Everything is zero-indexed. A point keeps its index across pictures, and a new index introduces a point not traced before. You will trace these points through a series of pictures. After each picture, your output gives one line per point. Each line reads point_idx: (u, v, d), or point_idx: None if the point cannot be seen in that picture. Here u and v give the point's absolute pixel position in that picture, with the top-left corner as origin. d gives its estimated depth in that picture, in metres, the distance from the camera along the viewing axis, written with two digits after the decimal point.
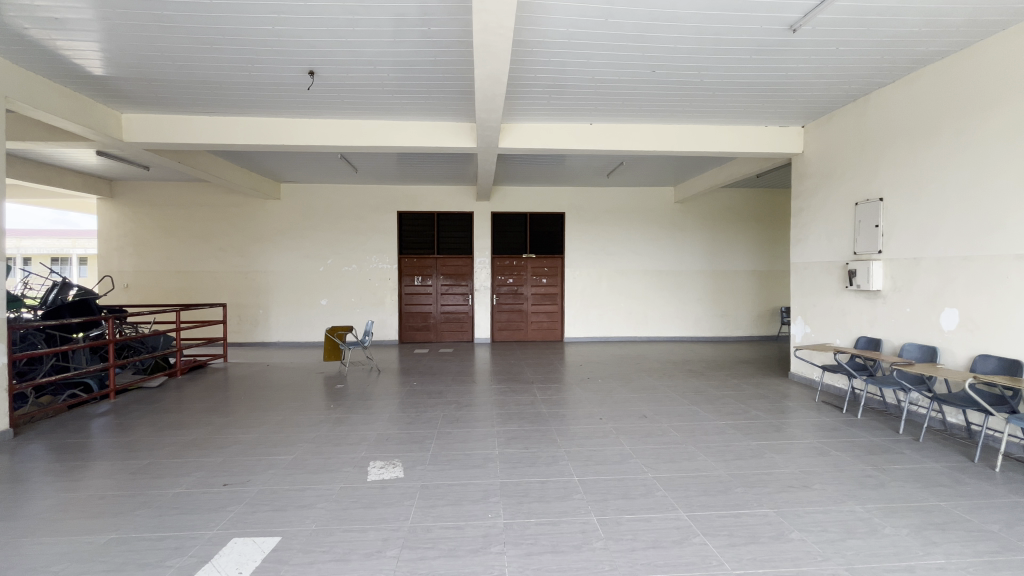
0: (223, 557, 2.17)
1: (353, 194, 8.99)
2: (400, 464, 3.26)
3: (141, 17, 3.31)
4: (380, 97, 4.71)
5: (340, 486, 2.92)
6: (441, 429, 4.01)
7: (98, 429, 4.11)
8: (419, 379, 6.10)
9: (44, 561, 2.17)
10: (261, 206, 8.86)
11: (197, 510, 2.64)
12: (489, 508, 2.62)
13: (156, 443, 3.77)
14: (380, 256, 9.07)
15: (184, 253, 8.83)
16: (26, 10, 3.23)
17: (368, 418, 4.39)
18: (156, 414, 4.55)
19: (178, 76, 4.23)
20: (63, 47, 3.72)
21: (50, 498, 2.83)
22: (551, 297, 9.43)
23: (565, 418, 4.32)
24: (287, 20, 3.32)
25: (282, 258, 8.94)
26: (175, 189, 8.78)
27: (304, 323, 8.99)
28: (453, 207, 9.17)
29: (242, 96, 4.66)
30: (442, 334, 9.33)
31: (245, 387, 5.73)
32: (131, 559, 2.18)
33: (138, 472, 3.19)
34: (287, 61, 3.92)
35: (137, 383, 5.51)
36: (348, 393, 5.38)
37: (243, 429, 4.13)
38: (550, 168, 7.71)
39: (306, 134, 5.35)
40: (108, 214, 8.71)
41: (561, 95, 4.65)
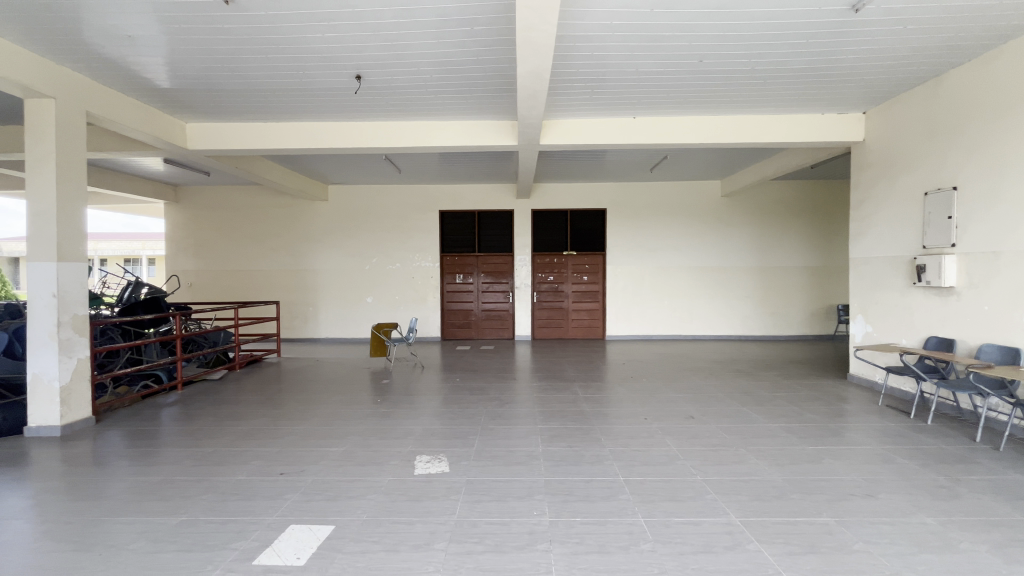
0: (282, 543, 2.28)
1: (397, 195, 9.22)
2: (445, 459, 3.31)
3: (202, 31, 3.51)
4: (423, 98, 4.79)
5: (387, 478, 3.00)
6: (483, 425, 4.06)
7: (167, 418, 4.42)
8: (461, 375, 6.18)
9: (124, 539, 2.36)
10: (310, 208, 9.24)
11: (256, 497, 2.78)
12: (533, 505, 2.62)
13: (219, 433, 4.00)
14: (422, 255, 9.25)
15: (241, 253, 9.32)
16: (105, 31, 3.51)
17: (413, 413, 4.49)
18: (217, 406, 4.83)
19: (236, 85, 4.47)
20: (136, 63, 4.01)
21: (127, 481, 3.06)
22: (592, 294, 9.31)
23: (608, 417, 4.27)
24: (336, 27, 3.44)
25: (330, 258, 9.27)
26: (232, 193, 9.29)
27: (351, 320, 9.30)
28: (493, 205, 9.23)
29: (293, 102, 4.86)
30: (483, 332, 9.41)
31: (298, 381, 6.00)
32: (198, 540, 2.32)
33: (203, 460, 3.40)
34: (335, 67, 4.06)
35: (200, 377, 5.87)
36: (392, 389, 5.52)
37: (296, 421, 4.32)
38: (590, 164, 7.64)
39: (352, 137, 5.51)
40: (174, 218, 9.33)
41: (603, 89, 4.58)
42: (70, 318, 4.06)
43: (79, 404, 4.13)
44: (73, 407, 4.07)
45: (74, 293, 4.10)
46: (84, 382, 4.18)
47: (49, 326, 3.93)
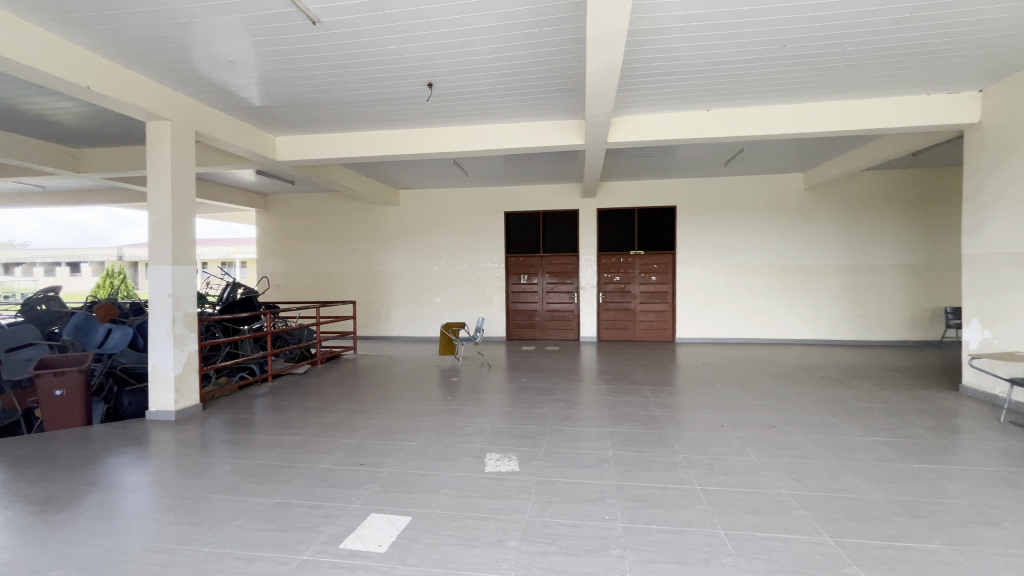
0: (364, 530, 2.41)
1: (464, 198, 9.45)
2: (515, 458, 3.34)
3: (291, 52, 3.81)
4: (491, 102, 4.87)
5: (460, 473, 3.08)
6: (551, 426, 4.06)
7: (260, 408, 4.82)
8: (527, 376, 6.22)
9: (228, 516, 2.60)
10: (383, 212, 9.70)
11: (340, 485, 2.96)
12: (606, 510, 2.57)
13: (305, 423, 4.31)
14: (488, 256, 9.40)
15: (321, 256, 9.97)
16: (210, 57, 3.89)
17: (481, 411, 4.59)
18: (303, 398, 5.21)
19: (319, 99, 4.78)
20: (234, 84, 4.41)
21: (229, 464, 3.38)
22: (661, 295, 9.01)
23: (680, 422, 4.11)
24: (410, 38, 3.58)
25: (401, 260, 9.68)
26: (314, 200, 9.96)
27: (420, 320, 9.65)
28: (558, 205, 9.21)
29: (369, 111, 5.13)
30: (547, 333, 9.40)
31: (373, 377, 6.32)
32: (291, 522, 2.51)
33: (292, 448, 3.67)
34: (409, 76, 4.23)
35: (287, 371, 6.36)
36: (461, 387, 5.67)
37: (372, 415, 4.55)
38: (659, 160, 7.40)
39: (423, 143, 5.71)
40: (264, 224, 10.16)
41: (675, 82, 4.41)
42: (181, 315, 4.54)
43: (188, 392, 4.60)
44: (183, 394, 4.55)
45: (185, 292, 4.59)
46: (193, 372, 4.66)
47: (165, 322, 4.42)
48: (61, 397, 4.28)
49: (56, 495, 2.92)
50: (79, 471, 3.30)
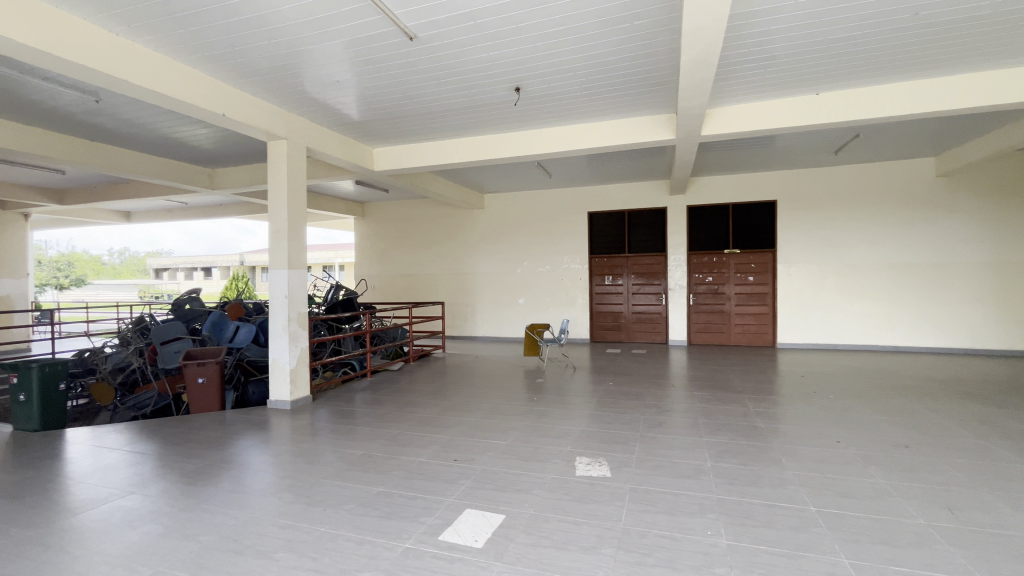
0: (461, 524, 2.49)
1: (547, 199, 9.48)
2: (606, 463, 3.27)
3: (391, 68, 4.06)
4: (578, 101, 4.83)
5: (550, 475, 3.08)
6: (642, 432, 3.93)
7: (362, 401, 5.19)
8: (614, 379, 6.07)
9: (338, 500, 2.82)
10: (469, 216, 10.02)
11: (436, 478, 3.10)
12: (707, 524, 2.43)
13: (401, 417, 4.57)
14: (571, 257, 9.34)
15: (412, 259, 10.53)
16: (321, 80, 4.27)
17: (568, 414, 4.56)
18: (398, 394, 5.53)
19: (414, 110, 5.06)
20: (340, 102, 4.80)
21: (337, 452, 3.67)
22: (759, 297, 8.37)
23: (787, 435, 3.77)
24: (500, 44, 3.67)
25: (486, 262, 9.93)
26: (406, 206, 10.55)
27: (504, 320, 9.83)
28: (644, 204, 8.91)
29: (458, 119, 5.32)
30: (633, 335, 9.13)
31: (461, 375, 6.54)
32: (394, 511, 2.67)
33: (392, 440, 3.90)
34: (499, 82, 4.33)
35: (384, 367, 6.79)
36: (546, 389, 5.67)
37: (462, 412, 4.71)
38: (758, 152, 6.88)
39: (509, 147, 5.82)
40: (362, 230, 10.96)
41: (779, 66, 4.07)
42: (296, 314, 5.02)
43: (301, 384, 5.08)
44: (297, 386, 5.03)
45: (298, 294, 5.07)
46: (305, 366, 5.14)
47: (282, 321, 4.91)
48: (202, 384, 4.91)
49: (200, 470, 3.35)
50: (216, 450, 3.77)
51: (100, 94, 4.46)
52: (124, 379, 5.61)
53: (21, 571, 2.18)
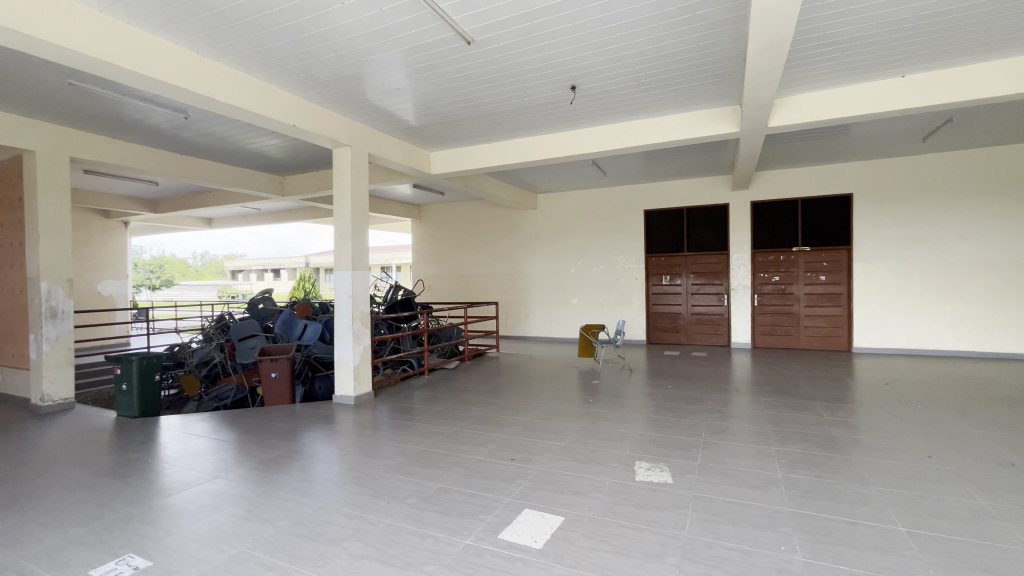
0: (521, 524, 2.50)
1: (601, 198, 9.34)
2: (667, 469, 3.17)
3: (448, 72, 4.15)
4: (636, 97, 4.72)
5: (609, 479, 3.03)
6: (705, 438, 3.77)
7: (420, 399, 5.35)
8: (673, 383, 5.88)
9: (401, 494, 2.91)
10: (522, 216, 10.07)
11: (494, 477, 3.13)
12: (780, 539, 2.29)
13: (458, 415, 4.66)
14: (627, 257, 9.14)
15: (467, 260, 10.72)
16: (383, 88, 4.44)
17: (625, 417, 4.46)
18: (455, 392, 5.64)
19: (470, 113, 5.14)
20: (400, 108, 4.97)
21: (399, 446, 3.80)
22: (832, 297, 7.81)
23: (867, 447, 3.49)
24: (556, 43, 3.65)
25: (539, 262, 9.93)
26: (460, 207, 10.76)
27: (558, 321, 9.78)
28: (704, 200, 8.57)
29: (514, 120, 5.36)
30: (692, 337, 8.81)
31: (516, 375, 6.58)
32: (454, 507, 2.72)
33: (450, 437, 3.99)
34: (555, 81, 4.32)
35: (440, 366, 6.96)
36: (602, 391, 5.58)
37: (518, 412, 4.73)
38: (831, 142, 6.42)
39: (564, 147, 5.78)
40: (419, 231, 11.28)
41: (857, 49, 3.78)
42: (359, 314, 5.25)
43: (364, 380, 5.30)
44: (360, 382, 5.25)
45: (362, 294, 5.29)
46: (367, 364, 5.36)
47: (347, 320, 5.14)
48: (275, 378, 5.25)
49: (275, 459, 3.58)
50: (288, 441, 4.01)
51: (188, 110, 4.88)
52: (208, 372, 6.10)
53: (126, 543, 2.42)
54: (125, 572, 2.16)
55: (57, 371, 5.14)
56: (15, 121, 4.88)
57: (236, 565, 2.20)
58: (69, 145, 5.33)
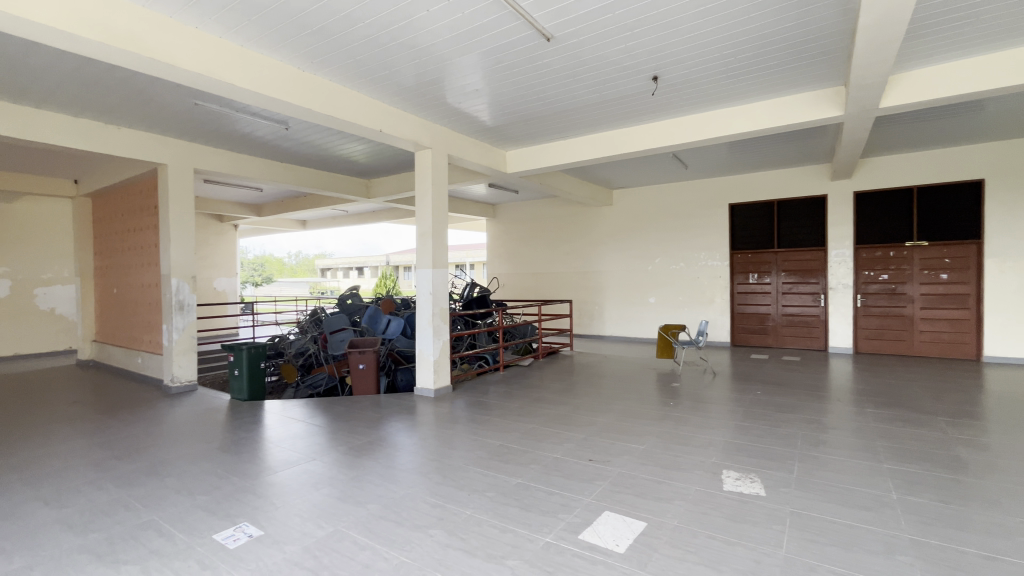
0: (601, 526, 2.45)
1: (681, 192, 8.93)
2: (759, 481, 2.96)
3: (527, 71, 4.17)
4: (724, 84, 4.45)
5: (694, 487, 2.89)
6: (802, 450, 3.48)
7: (496, 394, 5.44)
8: (762, 388, 5.48)
9: (482, 487, 2.97)
10: (596, 213, 9.90)
11: (573, 477, 3.10)
12: (898, 568, 2.05)
13: (534, 412, 4.68)
14: (709, 254, 8.67)
15: (540, 257, 10.74)
16: (463, 90, 4.55)
17: (709, 422, 4.23)
18: (530, 389, 5.67)
19: (547, 110, 5.12)
20: (478, 109, 5.07)
21: (478, 440, 3.89)
22: (955, 299, 6.88)
23: (1005, 471, 3.03)
24: (639, 33, 3.53)
25: (614, 259, 9.71)
26: (534, 205, 10.80)
27: (634, 320, 9.51)
28: (798, 192, 7.90)
29: (591, 115, 5.27)
30: (782, 340, 8.16)
31: (591, 375, 6.48)
32: (533, 504, 2.73)
33: (527, 434, 4.01)
34: (636, 72, 4.18)
35: (514, 362, 7.04)
36: (683, 394, 5.34)
37: (594, 412, 4.65)
38: (956, 121, 5.64)
39: (643, 140, 5.60)
40: (494, 230, 11.49)
41: (995, 13, 3.27)
42: (439, 310, 5.44)
43: (443, 374, 5.49)
44: (439, 376, 5.44)
45: (441, 291, 5.48)
46: (446, 358, 5.54)
47: (428, 316, 5.35)
48: (363, 369, 5.59)
49: (364, 445, 3.82)
50: (375, 429, 4.25)
51: (289, 121, 5.32)
52: (303, 361, 6.63)
53: (242, 513, 2.69)
54: (242, 538, 2.41)
55: (184, 357, 5.86)
56: (152, 139, 5.61)
57: (333, 541, 2.38)
58: (192, 158, 6.04)
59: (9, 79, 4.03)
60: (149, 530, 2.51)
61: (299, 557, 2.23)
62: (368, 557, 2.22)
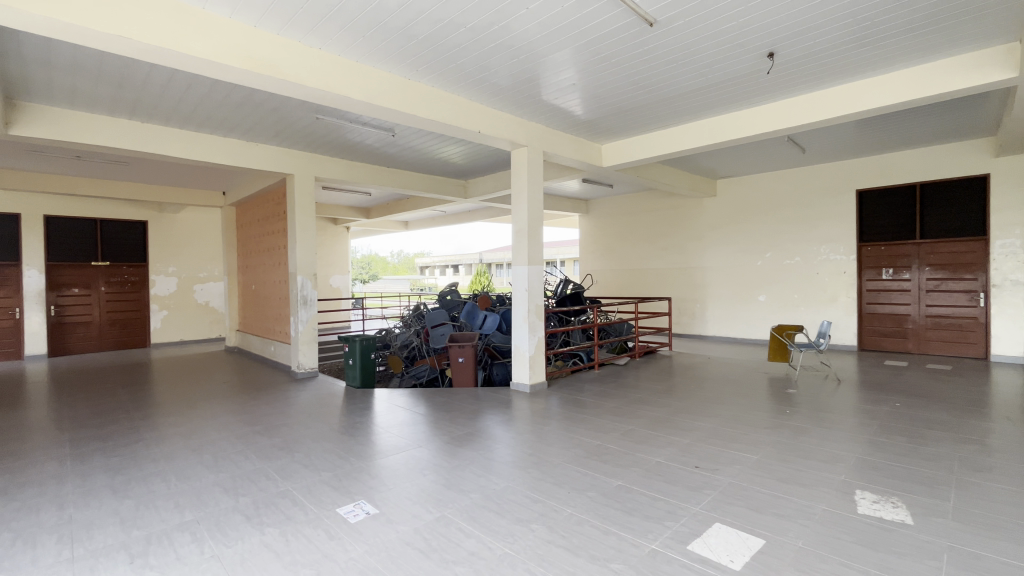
0: (712, 538, 2.30)
1: (797, 179, 8.08)
2: (902, 506, 2.58)
3: (625, 60, 4.03)
4: (855, 53, 3.92)
5: (821, 506, 2.59)
6: (959, 475, 2.97)
7: (591, 392, 5.35)
8: (900, 399, 4.78)
9: (581, 486, 2.94)
10: (698, 205, 9.33)
11: (679, 483, 2.94)
12: None
13: (632, 413, 4.52)
14: (831, 246, 7.75)
15: (636, 253, 10.38)
16: (558, 85, 4.52)
17: (835, 435, 3.79)
18: (626, 389, 5.51)
19: (646, 99, 4.91)
20: (574, 104, 5.01)
21: (575, 438, 3.86)
22: None
23: None
24: (752, 7, 3.23)
25: (718, 254, 9.09)
26: (630, 199, 10.46)
27: (740, 320, 8.82)
28: (948, 172, 6.76)
29: (694, 101, 4.96)
30: (926, 345, 7.06)
31: (692, 376, 6.13)
32: (636, 508, 2.64)
33: (625, 435, 3.90)
34: (747, 50, 3.84)
35: (609, 361, 6.89)
36: (801, 401, 4.83)
37: (698, 417, 4.38)
38: None
39: (754, 124, 5.15)
40: (587, 226, 11.33)
41: None
42: (535, 306, 5.47)
43: (538, 370, 5.52)
44: (534, 372, 5.49)
45: (537, 288, 5.51)
46: (541, 354, 5.57)
47: (524, 311, 5.42)
48: (461, 363, 5.82)
49: (464, 436, 3.97)
50: (475, 421, 4.40)
51: (395, 129, 5.70)
52: (408, 353, 7.08)
53: (360, 491, 2.94)
54: (360, 514, 2.62)
55: (308, 346, 6.55)
56: (282, 153, 6.33)
57: (440, 526, 2.49)
58: (314, 168, 6.71)
59: (176, 108, 4.78)
60: (285, 499, 2.83)
61: (411, 538, 2.38)
62: (473, 545, 2.30)
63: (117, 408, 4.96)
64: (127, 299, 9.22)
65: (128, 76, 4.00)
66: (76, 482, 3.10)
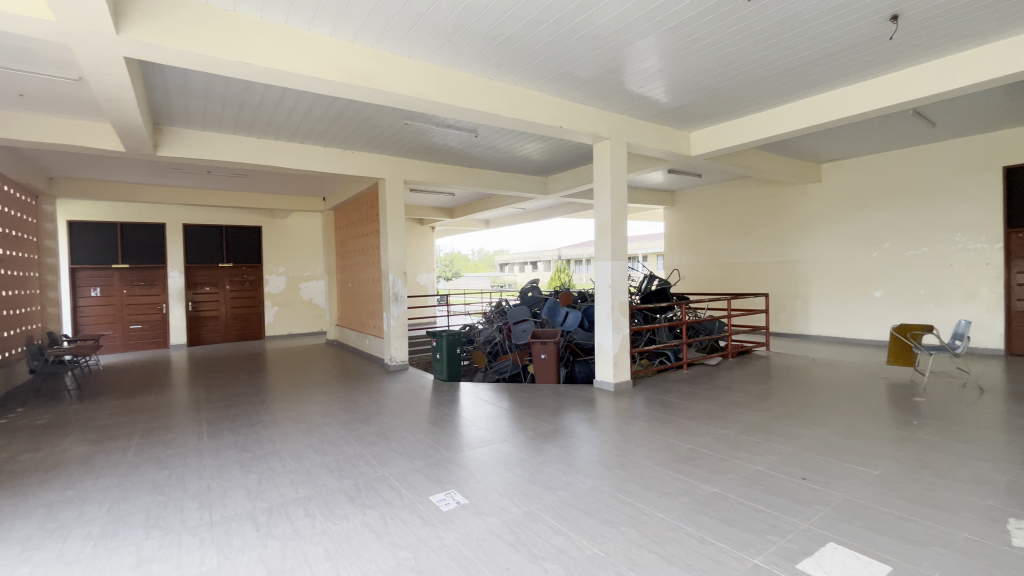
0: (826, 559, 2.09)
1: (924, 158, 7.08)
2: None
3: (717, 40, 3.76)
4: (1007, 6, 3.32)
5: (962, 534, 2.24)
6: None
7: (680, 393, 5.11)
8: None
9: (673, 491, 2.80)
10: (799, 192, 8.52)
11: (784, 495, 2.71)
12: None
13: (727, 417, 4.25)
14: (970, 234, 6.70)
15: (727, 246, 9.72)
16: (643, 73, 4.34)
17: (976, 452, 3.27)
18: (718, 391, 5.19)
19: (740, 79, 4.55)
20: (660, 91, 4.78)
21: (664, 440, 3.71)
22: None
23: None
24: None
25: (824, 245, 8.24)
26: (720, 189, 9.82)
27: (851, 318, 7.94)
28: None
29: (797, 78, 4.52)
30: None
31: (794, 379, 5.62)
32: (735, 519, 2.46)
33: (719, 440, 3.67)
34: (864, 15, 3.41)
35: (699, 360, 6.53)
36: (930, 411, 4.24)
37: (802, 423, 4.02)
38: None
39: (870, 99, 4.59)
40: (673, 218, 10.83)
41: None
42: (619, 303, 5.32)
43: (622, 368, 5.38)
44: (619, 370, 5.35)
45: (621, 284, 5.36)
46: (626, 353, 5.41)
47: (607, 308, 5.30)
48: (544, 359, 5.84)
49: (549, 432, 3.98)
50: (559, 418, 4.39)
51: (477, 130, 5.84)
52: (491, 349, 7.24)
53: (450, 481, 3.05)
54: (452, 503, 2.73)
55: (399, 340, 6.94)
56: (374, 159, 6.74)
57: (528, 521, 2.52)
58: (402, 171, 7.07)
59: (285, 123, 5.27)
60: (383, 484, 3.02)
61: (499, 530, 2.42)
62: (561, 543, 2.29)
63: (241, 392, 5.61)
64: (247, 296, 10.39)
65: (247, 97, 4.48)
66: (212, 456, 3.56)
